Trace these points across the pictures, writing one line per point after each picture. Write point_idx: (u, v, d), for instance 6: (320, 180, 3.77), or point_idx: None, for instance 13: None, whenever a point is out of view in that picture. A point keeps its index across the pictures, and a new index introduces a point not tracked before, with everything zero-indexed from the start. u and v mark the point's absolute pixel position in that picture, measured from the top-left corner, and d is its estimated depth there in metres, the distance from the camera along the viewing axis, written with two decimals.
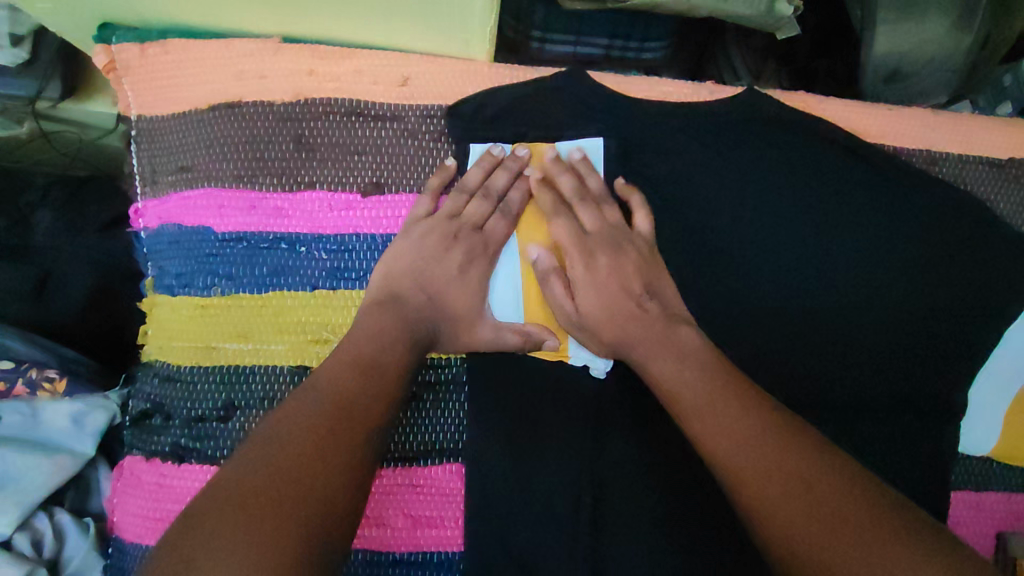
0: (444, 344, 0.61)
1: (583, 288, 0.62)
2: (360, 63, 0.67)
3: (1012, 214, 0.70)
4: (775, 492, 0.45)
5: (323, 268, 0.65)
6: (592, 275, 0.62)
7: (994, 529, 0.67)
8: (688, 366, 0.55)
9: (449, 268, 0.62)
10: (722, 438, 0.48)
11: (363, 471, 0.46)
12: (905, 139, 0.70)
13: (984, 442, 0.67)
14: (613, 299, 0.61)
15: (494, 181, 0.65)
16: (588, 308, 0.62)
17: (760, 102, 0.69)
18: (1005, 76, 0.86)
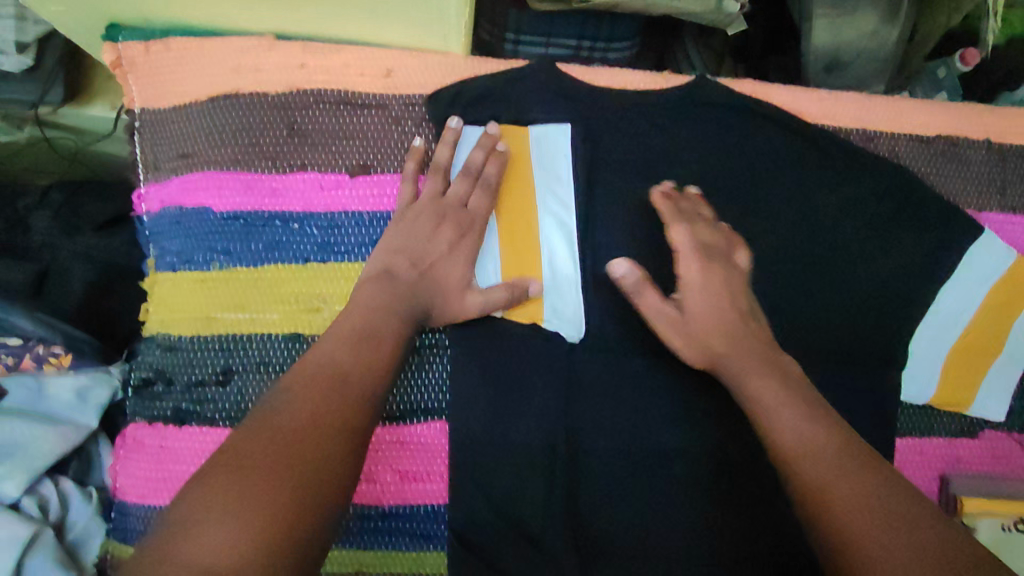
0: (438, 315, 0.66)
1: (703, 294, 0.65)
2: (348, 57, 0.73)
3: (940, 185, 0.77)
4: (862, 523, 0.48)
5: (314, 243, 0.71)
6: (705, 283, 0.65)
7: (937, 472, 0.74)
8: (781, 378, 0.60)
9: (440, 245, 0.67)
10: (802, 454, 0.53)
11: (358, 437, 0.51)
12: (843, 120, 0.77)
13: (924, 391, 0.74)
14: (727, 309, 0.64)
15: (473, 160, 0.69)
16: (692, 310, 0.65)
17: (710, 87, 0.75)
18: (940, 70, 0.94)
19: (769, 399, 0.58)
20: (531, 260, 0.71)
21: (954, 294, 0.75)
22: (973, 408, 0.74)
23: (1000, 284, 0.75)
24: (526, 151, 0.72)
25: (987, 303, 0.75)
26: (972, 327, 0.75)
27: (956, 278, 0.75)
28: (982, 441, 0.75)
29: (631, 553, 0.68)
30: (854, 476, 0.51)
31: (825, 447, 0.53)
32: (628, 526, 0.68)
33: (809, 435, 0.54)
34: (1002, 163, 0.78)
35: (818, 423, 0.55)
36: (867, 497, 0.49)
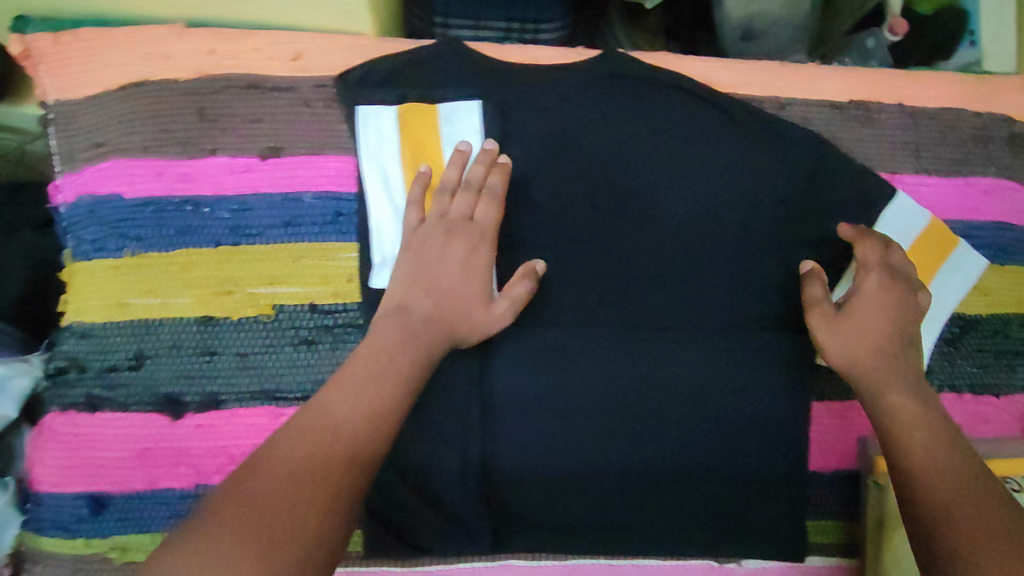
0: (464, 337, 0.66)
1: (863, 308, 0.70)
2: (257, 40, 0.72)
3: (853, 150, 0.78)
4: (983, 540, 0.52)
5: (226, 226, 0.71)
6: (873, 299, 0.70)
7: (857, 435, 0.75)
8: (916, 401, 0.65)
9: (451, 263, 0.66)
10: (925, 468, 0.59)
11: (343, 493, 0.50)
12: (756, 88, 0.77)
13: None
14: (875, 329, 0.69)
15: (470, 174, 0.68)
16: (847, 330, 0.69)
17: (624, 61, 0.75)
18: (868, 40, 0.95)
19: (900, 423, 0.64)
20: None
21: None
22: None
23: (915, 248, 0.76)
24: (435, 128, 0.72)
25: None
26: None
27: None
28: None
29: (544, 522, 0.71)
30: (968, 493, 0.56)
31: (944, 471, 0.59)
32: (541, 493, 0.70)
33: (924, 440, 0.62)
34: (915, 126, 0.79)
35: (934, 451, 0.61)
36: (972, 511, 0.55)
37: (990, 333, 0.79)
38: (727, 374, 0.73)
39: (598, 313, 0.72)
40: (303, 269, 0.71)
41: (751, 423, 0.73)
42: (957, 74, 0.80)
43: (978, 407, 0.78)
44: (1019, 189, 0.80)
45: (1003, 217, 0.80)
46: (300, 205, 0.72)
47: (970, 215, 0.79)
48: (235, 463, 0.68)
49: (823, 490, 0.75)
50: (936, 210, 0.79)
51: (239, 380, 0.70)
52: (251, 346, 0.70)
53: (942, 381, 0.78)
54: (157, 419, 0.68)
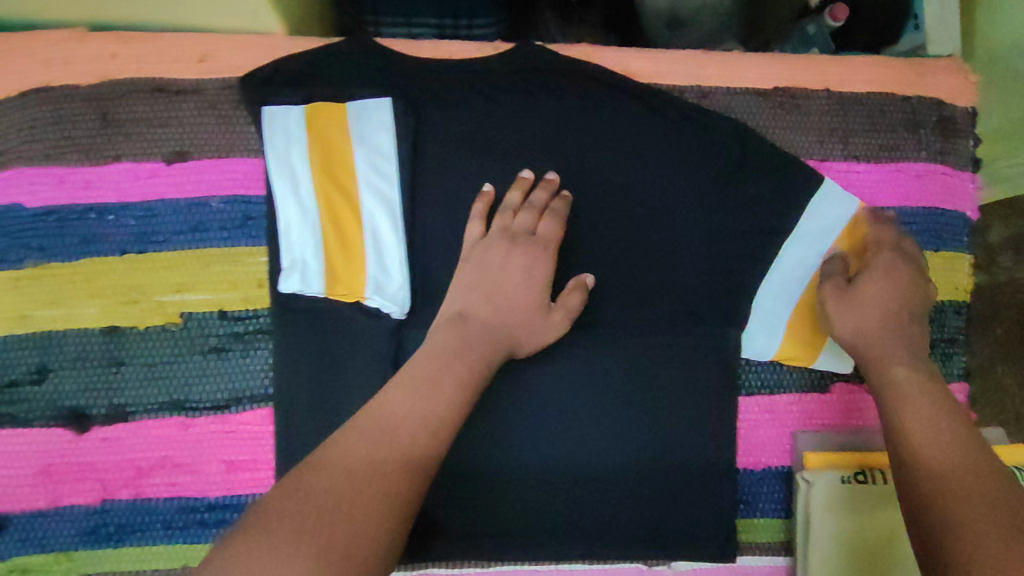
0: (519, 348, 0.65)
1: (877, 280, 0.69)
2: (158, 42, 0.69)
3: (778, 138, 0.77)
4: (965, 499, 0.50)
5: (132, 233, 0.69)
6: (886, 275, 0.69)
7: (788, 429, 0.74)
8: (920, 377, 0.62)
9: (513, 274, 0.66)
10: (922, 436, 0.57)
11: (406, 499, 0.49)
12: (678, 78, 0.76)
13: (768, 347, 0.74)
14: (887, 302, 0.68)
15: (535, 195, 0.69)
16: (864, 303, 0.67)
17: (542, 54, 0.73)
18: (808, 27, 0.88)
19: (908, 393, 0.61)
20: (354, 239, 0.69)
21: (799, 245, 0.74)
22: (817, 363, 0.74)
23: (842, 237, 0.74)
24: (344, 128, 0.70)
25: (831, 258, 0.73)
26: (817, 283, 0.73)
27: (798, 235, 0.74)
28: (832, 396, 0.75)
29: (466, 527, 0.71)
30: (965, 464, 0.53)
31: (943, 442, 0.56)
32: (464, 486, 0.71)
33: (930, 414, 0.58)
34: (842, 113, 0.78)
35: (936, 424, 0.57)
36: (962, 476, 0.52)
37: None
38: (649, 370, 0.72)
39: None
40: (210, 276, 0.69)
41: (674, 420, 0.72)
42: (885, 60, 0.79)
43: None
44: (949, 174, 0.80)
45: (933, 202, 0.79)
46: (207, 210, 0.70)
47: (900, 202, 0.79)
48: (142, 476, 0.67)
49: (754, 487, 0.74)
50: (866, 196, 0.78)
51: (147, 392, 0.68)
52: (159, 357, 0.68)
53: None
54: (61, 433, 0.67)
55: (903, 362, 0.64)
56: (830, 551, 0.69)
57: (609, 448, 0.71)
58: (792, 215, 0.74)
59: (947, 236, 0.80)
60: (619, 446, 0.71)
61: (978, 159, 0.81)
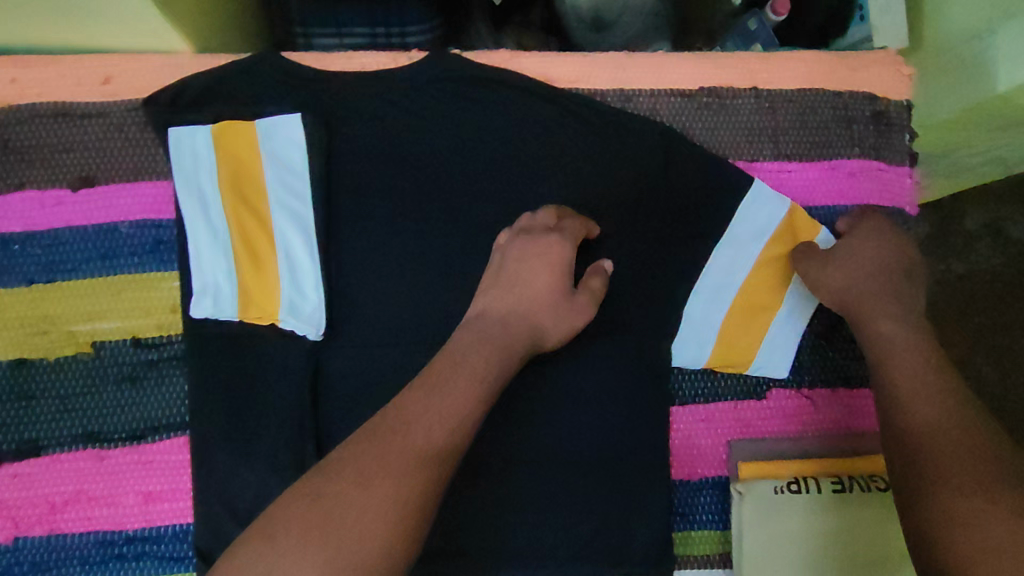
0: (545, 337, 0.63)
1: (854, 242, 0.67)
2: (61, 66, 0.68)
3: (705, 138, 0.76)
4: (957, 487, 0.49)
5: (38, 262, 0.67)
6: (866, 237, 0.67)
7: (724, 438, 0.73)
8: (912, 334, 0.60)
9: (536, 265, 0.64)
10: (918, 414, 0.55)
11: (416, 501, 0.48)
12: (599, 81, 0.75)
13: (699, 356, 0.72)
14: (872, 262, 0.66)
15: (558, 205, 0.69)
16: (843, 263, 0.66)
17: (457, 62, 0.72)
18: (750, 21, 0.86)
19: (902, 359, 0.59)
20: (267, 259, 0.67)
21: (726, 251, 0.72)
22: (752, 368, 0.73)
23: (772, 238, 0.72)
24: (253, 146, 0.68)
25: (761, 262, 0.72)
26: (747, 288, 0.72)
27: (728, 238, 0.72)
28: (769, 402, 0.74)
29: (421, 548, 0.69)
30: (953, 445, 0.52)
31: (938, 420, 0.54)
32: None
33: (924, 387, 0.56)
34: (772, 111, 0.76)
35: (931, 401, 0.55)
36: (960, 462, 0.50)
37: None
38: (579, 382, 0.71)
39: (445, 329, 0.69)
40: (121, 303, 0.68)
41: (605, 431, 0.71)
42: (817, 53, 0.77)
43: (855, 400, 0.74)
44: (884, 169, 0.78)
45: (869, 199, 0.78)
46: (117, 236, 0.68)
47: (834, 200, 0.77)
48: (57, 512, 0.65)
49: (691, 498, 0.72)
50: (798, 196, 0.77)
51: (59, 424, 0.66)
52: (70, 388, 0.66)
53: (815, 377, 0.74)
54: None
55: (896, 316, 0.62)
56: (765, 561, 0.68)
57: (540, 462, 0.70)
58: (721, 216, 0.72)
59: None
60: (550, 460, 0.70)
61: (914, 154, 0.79)
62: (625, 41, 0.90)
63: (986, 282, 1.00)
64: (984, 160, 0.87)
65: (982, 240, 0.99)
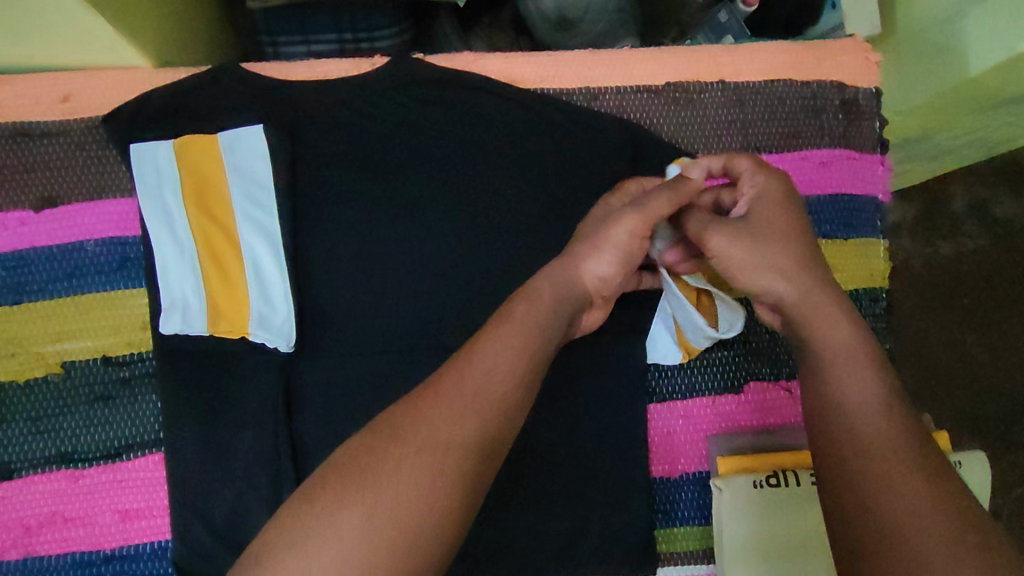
0: (589, 265, 0.59)
1: (756, 224, 0.56)
2: (19, 86, 0.68)
3: (672, 134, 0.75)
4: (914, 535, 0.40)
5: (4, 285, 0.67)
6: (760, 218, 0.57)
7: (704, 434, 0.73)
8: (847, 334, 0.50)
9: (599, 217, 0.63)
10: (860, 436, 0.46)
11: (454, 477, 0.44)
12: (565, 81, 0.74)
13: (669, 346, 0.70)
14: (781, 244, 0.55)
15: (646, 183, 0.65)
16: (753, 251, 0.55)
17: (421, 67, 0.71)
18: (720, 14, 0.86)
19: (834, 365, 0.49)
20: (235, 272, 0.67)
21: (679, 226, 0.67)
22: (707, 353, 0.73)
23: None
24: (217, 159, 0.68)
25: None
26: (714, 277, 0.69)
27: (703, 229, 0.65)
28: (747, 395, 0.73)
29: None
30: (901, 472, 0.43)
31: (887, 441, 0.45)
32: None
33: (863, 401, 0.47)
34: (740, 103, 0.76)
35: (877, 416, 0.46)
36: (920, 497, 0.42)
37: None
38: (555, 383, 0.70)
39: (421, 333, 0.69)
40: (90, 322, 0.67)
41: (583, 431, 0.70)
42: (783, 44, 0.77)
43: None
44: (856, 158, 0.78)
45: (842, 188, 0.77)
46: (83, 255, 0.67)
47: (806, 190, 0.77)
48: (32, 534, 0.65)
49: (673, 495, 0.72)
50: None
51: (31, 447, 0.65)
52: (42, 410, 0.66)
53: (793, 369, 0.74)
54: None
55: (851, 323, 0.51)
56: (744, 556, 0.67)
57: (518, 465, 0.70)
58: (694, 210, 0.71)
59: (859, 221, 0.78)
60: (532, 460, 0.70)
61: (885, 141, 0.79)
62: (593, 39, 0.89)
63: (972, 263, 0.99)
64: (960, 143, 0.87)
65: (966, 223, 0.99)
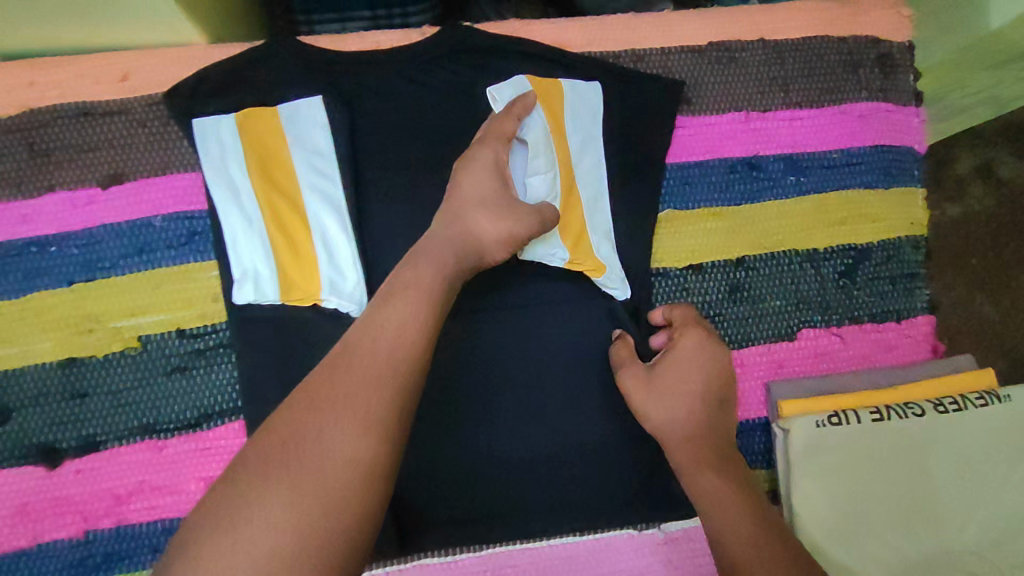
0: (484, 194, 0.61)
1: (665, 384, 0.63)
2: (78, 66, 0.69)
3: (718, 91, 0.77)
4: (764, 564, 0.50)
5: (76, 263, 0.68)
6: (671, 377, 0.63)
7: (761, 381, 0.75)
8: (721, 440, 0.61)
9: (483, 154, 0.62)
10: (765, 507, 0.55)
11: None
12: (610, 43, 0.76)
13: (556, 252, 0.68)
14: (688, 393, 0.62)
15: (518, 101, 0.65)
16: (660, 393, 0.63)
17: (470, 34, 0.72)
18: None
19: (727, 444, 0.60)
20: (302, 242, 0.68)
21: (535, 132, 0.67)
22: (610, 269, 0.70)
23: (584, 125, 0.71)
24: (277, 132, 0.69)
25: (566, 147, 0.69)
26: (568, 182, 0.69)
27: (529, 140, 0.66)
28: (801, 342, 0.76)
29: (493, 509, 0.71)
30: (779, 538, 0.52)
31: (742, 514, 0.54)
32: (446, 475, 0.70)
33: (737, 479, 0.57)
34: (780, 61, 0.78)
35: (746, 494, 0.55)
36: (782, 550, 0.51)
37: (882, 260, 0.78)
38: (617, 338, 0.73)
39: (485, 298, 0.71)
40: (164, 295, 0.68)
41: None
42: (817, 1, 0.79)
43: (880, 335, 0.77)
44: (893, 111, 0.80)
45: (880, 139, 0.80)
46: (151, 230, 0.69)
47: (847, 143, 0.79)
48: (122, 503, 0.66)
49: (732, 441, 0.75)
50: (812, 141, 0.78)
51: (113, 419, 0.67)
52: (122, 383, 0.67)
53: (841, 315, 0.77)
54: (33, 471, 0.66)
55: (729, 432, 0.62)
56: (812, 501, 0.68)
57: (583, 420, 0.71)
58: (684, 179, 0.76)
59: (898, 171, 0.80)
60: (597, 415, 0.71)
61: (919, 94, 0.82)
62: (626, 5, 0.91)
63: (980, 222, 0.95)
64: None
65: (973, 183, 0.96)
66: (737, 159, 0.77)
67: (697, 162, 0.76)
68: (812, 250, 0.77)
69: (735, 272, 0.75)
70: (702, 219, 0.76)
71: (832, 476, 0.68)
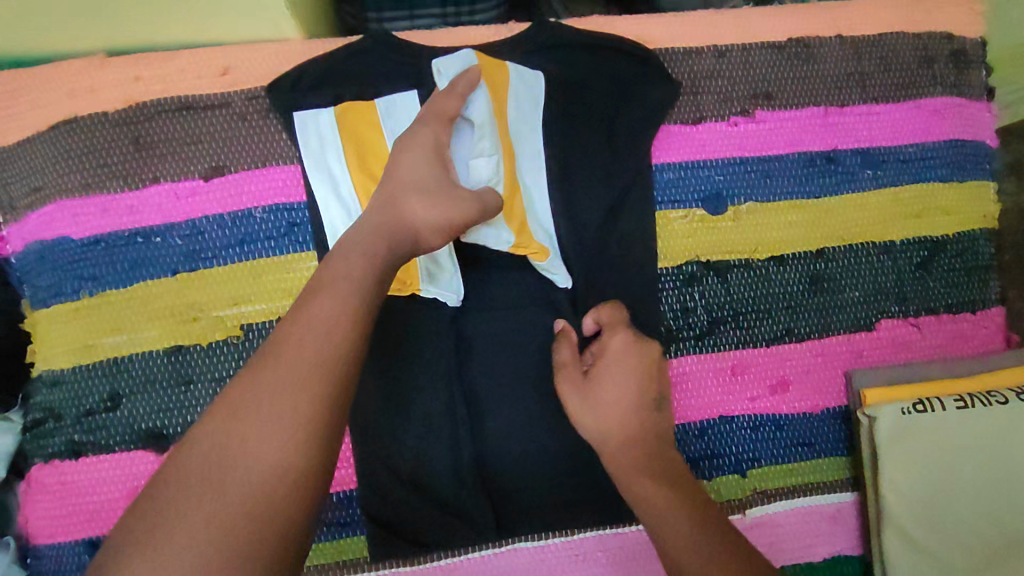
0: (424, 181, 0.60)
1: (601, 390, 0.62)
2: (181, 61, 0.70)
3: (797, 86, 0.78)
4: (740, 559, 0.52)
5: (180, 253, 0.69)
6: (602, 381, 0.63)
7: (842, 369, 0.77)
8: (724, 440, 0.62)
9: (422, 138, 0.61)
10: None
11: None
12: (692, 39, 0.78)
13: (501, 236, 0.69)
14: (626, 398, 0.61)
15: (463, 76, 0.64)
16: (599, 400, 0.62)
17: (559, 30, 0.74)
18: None
19: None
20: None
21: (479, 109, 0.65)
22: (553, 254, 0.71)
23: (520, 109, 0.72)
24: (374, 125, 0.71)
25: (506, 130, 0.70)
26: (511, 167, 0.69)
27: (473, 120, 0.65)
28: (880, 332, 0.78)
29: (587, 493, 0.72)
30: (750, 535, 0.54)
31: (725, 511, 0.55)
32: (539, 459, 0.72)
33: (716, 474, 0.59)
34: (856, 56, 0.79)
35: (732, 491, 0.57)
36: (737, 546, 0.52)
37: (957, 251, 0.80)
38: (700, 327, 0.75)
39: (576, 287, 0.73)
40: (264, 285, 0.70)
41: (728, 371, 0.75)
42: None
43: (956, 325, 0.79)
44: (965, 105, 0.82)
45: (954, 133, 0.81)
46: (252, 221, 0.70)
47: (922, 137, 0.80)
48: None
49: (816, 429, 0.76)
50: (887, 135, 0.80)
51: None
52: (226, 371, 0.69)
53: (918, 305, 0.78)
54: (143, 455, 0.68)
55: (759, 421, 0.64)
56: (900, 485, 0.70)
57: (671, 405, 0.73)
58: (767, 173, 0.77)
59: (971, 165, 0.81)
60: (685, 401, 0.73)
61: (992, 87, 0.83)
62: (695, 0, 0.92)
63: None
64: None
65: None
66: (817, 152, 0.78)
67: (777, 155, 0.78)
68: (890, 241, 0.78)
69: (816, 263, 0.77)
70: (784, 211, 0.77)
71: (917, 460, 0.69)
